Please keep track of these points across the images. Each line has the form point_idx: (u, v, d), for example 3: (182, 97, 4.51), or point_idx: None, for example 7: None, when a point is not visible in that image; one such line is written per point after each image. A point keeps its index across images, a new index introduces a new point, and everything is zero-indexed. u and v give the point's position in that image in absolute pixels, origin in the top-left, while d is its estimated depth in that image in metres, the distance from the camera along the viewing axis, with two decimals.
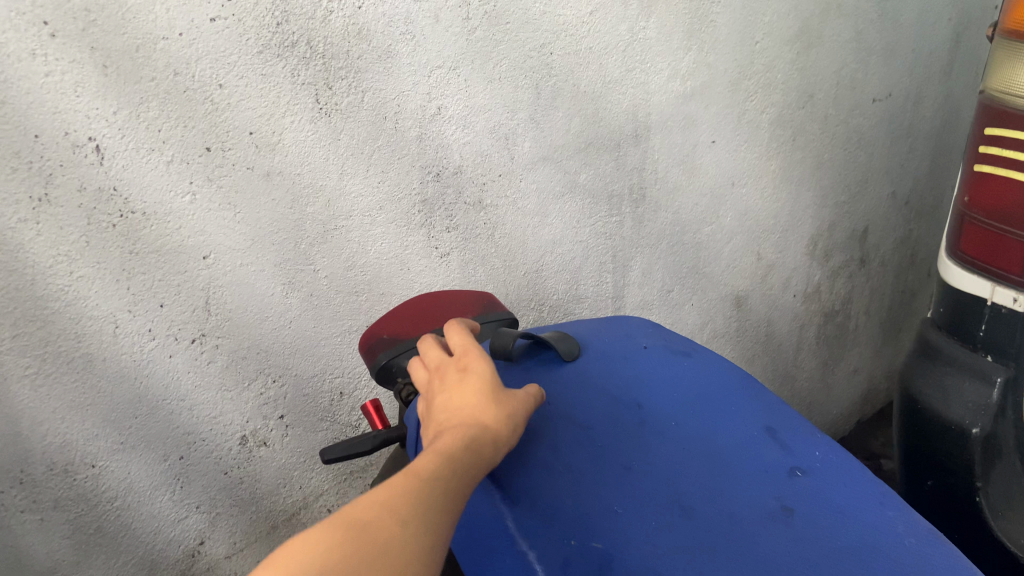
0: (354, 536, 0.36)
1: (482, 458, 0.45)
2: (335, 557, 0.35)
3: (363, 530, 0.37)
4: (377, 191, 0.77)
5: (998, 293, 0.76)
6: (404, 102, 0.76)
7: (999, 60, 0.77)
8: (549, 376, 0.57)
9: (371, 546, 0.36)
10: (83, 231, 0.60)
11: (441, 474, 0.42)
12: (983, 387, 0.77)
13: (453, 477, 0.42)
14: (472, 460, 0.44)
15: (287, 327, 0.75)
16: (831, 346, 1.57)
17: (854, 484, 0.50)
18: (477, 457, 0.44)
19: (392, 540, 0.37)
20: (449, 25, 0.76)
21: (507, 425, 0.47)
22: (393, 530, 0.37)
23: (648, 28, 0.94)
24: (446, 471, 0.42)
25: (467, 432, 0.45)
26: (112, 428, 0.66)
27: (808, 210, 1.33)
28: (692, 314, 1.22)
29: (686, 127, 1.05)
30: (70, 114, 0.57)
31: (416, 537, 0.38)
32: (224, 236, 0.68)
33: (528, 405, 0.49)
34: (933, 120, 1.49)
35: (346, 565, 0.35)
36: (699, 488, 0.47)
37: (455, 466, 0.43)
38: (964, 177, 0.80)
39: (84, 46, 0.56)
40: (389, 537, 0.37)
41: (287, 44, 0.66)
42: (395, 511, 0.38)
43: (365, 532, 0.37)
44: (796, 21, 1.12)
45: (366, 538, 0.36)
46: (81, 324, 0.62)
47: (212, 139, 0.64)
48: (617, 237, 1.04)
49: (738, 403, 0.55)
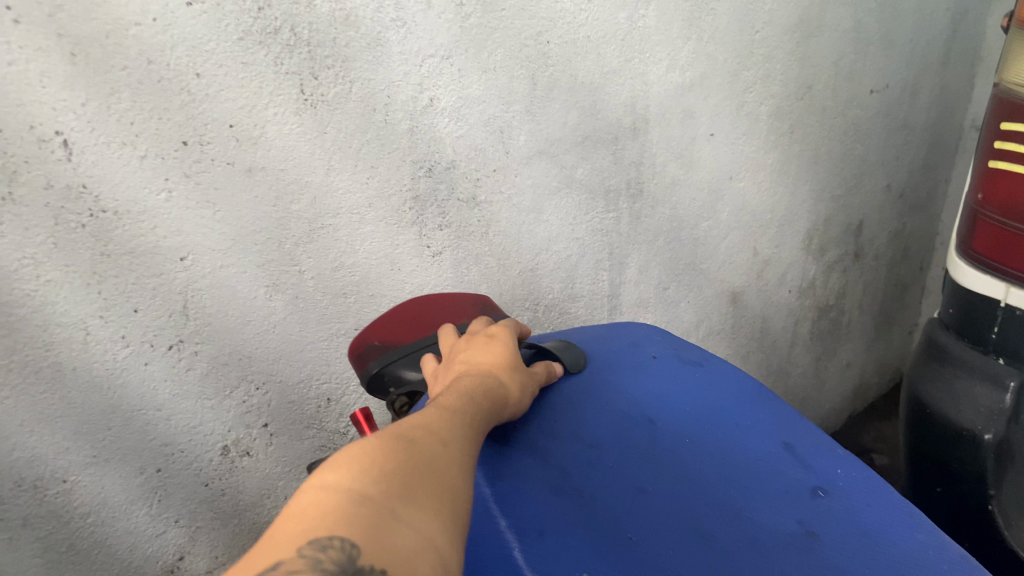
0: (404, 446, 0.38)
1: (496, 410, 0.49)
2: (391, 459, 0.37)
3: (411, 443, 0.39)
4: (365, 188, 0.73)
5: (1012, 294, 0.73)
6: (394, 93, 0.72)
7: (1015, 53, 0.74)
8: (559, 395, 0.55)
9: (419, 456, 0.38)
10: (50, 232, 0.55)
11: (467, 418, 0.45)
12: (995, 392, 0.76)
13: (477, 421, 0.46)
14: (490, 410, 0.48)
15: (272, 331, 0.71)
16: (825, 342, 1.55)
17: (880, 504, 0.47)
18: (495, 408, 0.49)
19: (435, 456, 0.39)
20: (442, 11, 0.72)
21: (523, 392, 0.53)
22: (433, 451, 0.39)
23: (648, 16, 0.90)
24: (471, 415, 0.46)
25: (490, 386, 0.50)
26: (84, 440, 0.62)
27: (805, 204, 1.30)
28: (688, 311, 1.19)
29: (684, 120, 1.02)
30: (35, 106, 0.52)
31: (455, 461, 0.40)
32: (203, 236, 0.64)
33: (537, 384, 0.54)
34: (930, 112, 1.46)
35: (400, 466, 0.37)
36: (718, 508, 0.45)
37: (478, 410, 0.47)
38: (977, 174, 0.78)
39: (50, 33, 0.52)
40: (432, 454, 0.39)
41: (270, 31, 0.61)
42: (435, 433, 0.41)
43: (411, 444, 0.39)
44: (797, 9, 1.08)
45: (413, 449, 0.38)
46: (48, 332, 0.57)
47: (189, 132, 0.60)
48: (614, 233, 1.01)
49: (754, 419, 0.54)
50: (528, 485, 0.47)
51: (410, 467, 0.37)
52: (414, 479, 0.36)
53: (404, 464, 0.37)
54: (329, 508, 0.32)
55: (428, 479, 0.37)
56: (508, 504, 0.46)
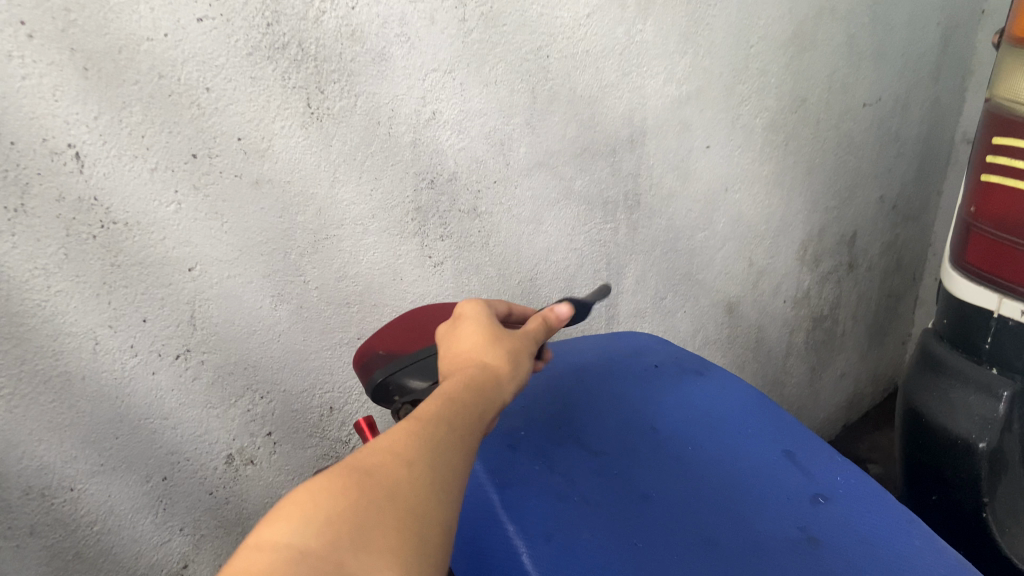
0: (358, 482, 0.36)
1: (486, 399, 0.47)
2: (338, 505, 0.34)
3: (366, 476, 0.36)
4: (369, 199, 0.74)
5: (1004, 305, 0.75)
6: (398, 106, 0.73)
7: (1006, 69, 0.76)
8: (563, 399, 0.57)
9: (374, 489, 0.36)
10: (62, 243, 0.56)
11: (443, 424, 0.42)
12: (990, 401, 0.77)
13: (457, 421, 0.43)
14: (477, 398, 0.46)
15: (276, 341, 0.72)
16: (819, 352, 1.57)
17: (879, 510, 0.49)
18: (488, 390, 0.47)
19: (395, 485, 0.36)
20: (445, 27, 0.73)
21: (520, 351, 0.52)
22: (394, 478, 0.37)
23: (645, 31, 0.91)
24: (447, 420, 0.43)
25: (472, 371, 0.48)
26: (91, 449, 0.63)
27: (799, 215, 1.32)
28: (685, 321, 1.20)
29: (681, 132, 1.03)
30: (49, 120, 0.53)
31: (422, 485, 0.38)
32: (210, 247, 0.65)
33: (523, 352, 0.52)
34: (922, 125, 1.48)
35: (349, 510, 0.34)
36: (722, 515, 0.46)
37: (460, 408, 0.44)
38: (970, 187, 0.80)
39: (64, 48, 0.53)
40: (393, 482, 0.37)
41: (278, 46, 0.63)
42: (403, 452, 0.39)
43: (368, 477, 0.36)
44: (791, 24, 1.10)
45: (370, 483, 0.36)
46: (58, 341, 0.58)
47: (199, 145, 0.61)
48: (612, 243, 1.02)
49: (755, 426, 0.56)
50: (533, 490, 0.48)
51: (361, 508, 0.35)
52: (364, 524, 0.34)
53: (353, 507, 0.34)
54: (265, 571, 0.30)
55: (382, 518, 0.35)
56: (514, 510, 0.47)
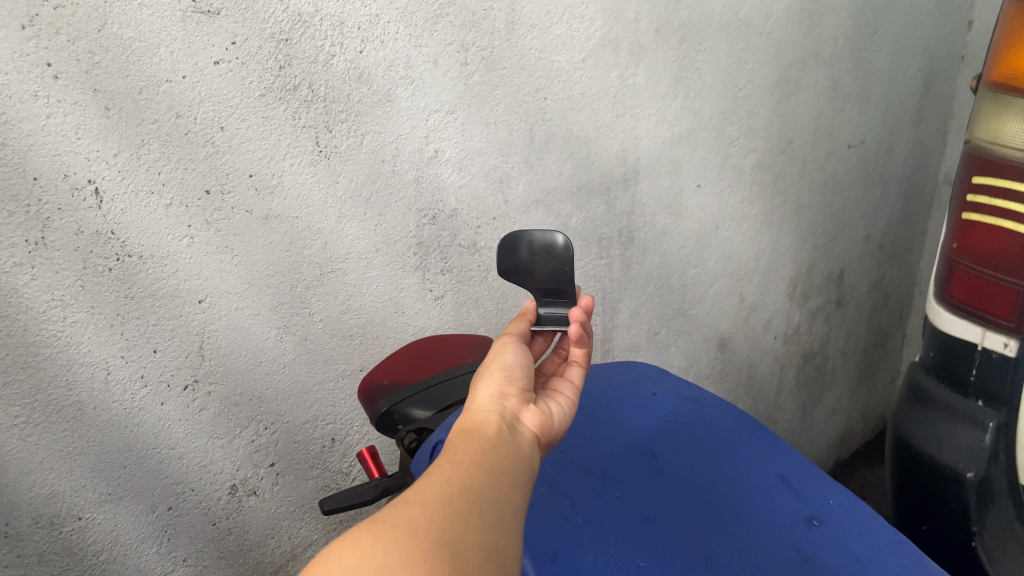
0: (371, 530, 0.32)
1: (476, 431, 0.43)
2: (353, 559, 0.30)
3: (378, 522, 0.32)
4: (373, 235, 0.76)
5: (988, 338, 0.78)
6: (402, 145, 0.75)
7: (982, 112, 0.80)
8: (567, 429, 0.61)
9: (392, 527, 0.32)
10: (79, 276, 0.58)
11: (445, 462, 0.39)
12: (976, 431, 0.80)
13: (462, 453, 0.40)
14: (467, 436, 0.43)
15: (281, 372, 0.74)
16: (810, 388, 1.59)
17: (871, 533, 0.51)
18: (475, 411, 0.46)
19: (414, 521, 0.33)
20: (448, 69, 0.76)
21: (483, 366, 0.52)
22: (409, 516, 0.33)
23: (638, 74, 0.95)
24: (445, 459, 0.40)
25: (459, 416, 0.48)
26: (100, 478, 0.64)
27: (788, 253, 1.35)
28: (677, 356, 1.23)
29: (673, 171, 1.06)
30: (70, 156, 0.56)
31: (442, 512, 0.34)
32: (220, 280, 0.67)
33: (500, 381, 0.49)
34: (906, 166, 1.53)
35: (369, 552, 0.30)
36: (719, 537, 0.50)
37: (458, 444, 0.42)
38: (951, 224, 0.83)
39: (87, 89, 0.55)
40: (409, 520, 0.33)
41: (289, 88, 0.65)
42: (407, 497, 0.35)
43: (380, 522, 0.32)
44: (777, 69, 1.14)
45: (385, 526, 0.32)
46: (72, 371, 0.60)
47: (212, 182, 0.63)
48: (606, 279, 1.04)
49: (749, 453, 0.59)
50: (538, 513, 0.51)
51: (380, 551, 0.30)
52: (386, 567, 0.30)
53: (368, 552, 0.30)
54: None
55: (406, 554, 0.30)
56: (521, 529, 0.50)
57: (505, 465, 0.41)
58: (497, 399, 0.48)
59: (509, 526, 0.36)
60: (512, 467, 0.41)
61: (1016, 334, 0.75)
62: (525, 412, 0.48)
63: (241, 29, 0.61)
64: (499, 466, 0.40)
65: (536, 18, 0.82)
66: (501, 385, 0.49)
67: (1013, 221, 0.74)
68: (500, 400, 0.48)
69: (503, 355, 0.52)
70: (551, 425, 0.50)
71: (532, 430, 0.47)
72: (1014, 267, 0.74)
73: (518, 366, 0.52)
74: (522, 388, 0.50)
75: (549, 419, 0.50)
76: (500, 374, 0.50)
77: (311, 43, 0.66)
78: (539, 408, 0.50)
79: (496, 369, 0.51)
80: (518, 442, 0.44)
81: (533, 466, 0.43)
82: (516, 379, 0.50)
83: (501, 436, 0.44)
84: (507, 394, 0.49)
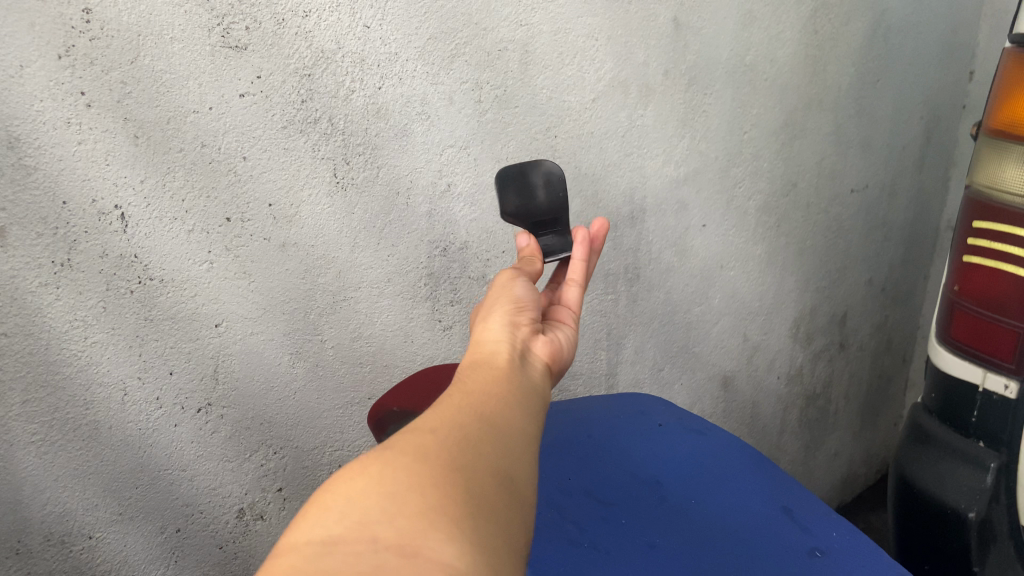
0: (382, 457, 0.32)
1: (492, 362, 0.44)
2: (360, 484, 0.31)
3: (388, 449, 0.33)
4: (386, 265, 0.78)
5: (989, 379, 0.79)
6: (416, 178, 0.77)
7: (982, 157, 0.82)
8: (575, 456, 0.64)
9: (403, 454, 0.33)
10: (102, 298, 0.60)
11: (460, 390, 0.40)
12: (977, 472, 0.81)
13: (472, 383, 0.41)
14: (489, 369, 0.43)
15: (292, 398, 0.75)
16: (814, 430, 1.59)
17: (869, 566, 0.54)
18: (490, 341, 0.47)
19: (425, 448, 0.33)
20: (462, 106, 0.79)
21: (494, 298, 0.53)
22: (419, 444, 0.34)
23: (646, 115, 0.97)
24: (464, 390, 0.40)
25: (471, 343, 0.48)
26: (112, 498, 0.65)
27: (791, 293, 1.36)
28: (679, 392, 1.24)
29: (678, 211, 1.08)
30: (98, 181, 0.58)
31: (454, 440, 0.34)
32: (236, 305, 0.68)
33: (510, 314, 0.50)
34: (910, 211, 1.54)
35: (378, 478, 0.31)
36: (720, 566, 0.53)
37: (476, 373, 0.43)
38: (952, 265, 0.84)
39: (118, 117, 0.58)
40: (420, 447, 0.33)
41: (310, 121, 0.68)
42: (425, 426, 0.36)
43: (391, 447, 0.33)
44: (781, 113, 1.16)
45: (396, 452, 0.33)
46: (90, 391, 0.61)
47: (233, 210, 0.65)
48: (612, 314, 1.06)
49: (753, 484, 0.62)
50: (547, 539, 0.55)
51: (390, 474, 0.31)
52: (396, 491, 0.30)
53: (377, 478, 0.31)
54: None
55: (416, 477, 0.31)
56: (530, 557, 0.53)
57: (524, 395, 0.42)
58: (513, 329, 0.49)
59: (524, 456, 0.37)
60: (525, 393, 0.42)
61: (1016, 375, 0.77)
62: (534, 342, 0.49)
63: (266, 64, 0.64)
64: (512, 397, 0.41)
65: (549, 59, 0.85)
66: (510, 314, 0.50)
67: (1012, 264, 0.76)
68: (512, 330, 0.49)
69: (513, 288, 0.53)
70: (560, 354, 0.51)
71: (542, 360, 0.49)
72: (1013, 309, 0.76)
73: (534, 299, 0.53)
74: (532, 319, 0.51)
75: (558, 347, 0.51)
76: (511, 304, 0.51)
77: (332, 78, 0.68)
78: (549, 338, 0.51)
79: (513, 299, 0.52)
80: (530, 373, 0.46)
81: (544, 395, 0.45)
82: (531, 309, 0.52)
83: (513, 366, 0.45)
84: (519, 324, 0.50)
